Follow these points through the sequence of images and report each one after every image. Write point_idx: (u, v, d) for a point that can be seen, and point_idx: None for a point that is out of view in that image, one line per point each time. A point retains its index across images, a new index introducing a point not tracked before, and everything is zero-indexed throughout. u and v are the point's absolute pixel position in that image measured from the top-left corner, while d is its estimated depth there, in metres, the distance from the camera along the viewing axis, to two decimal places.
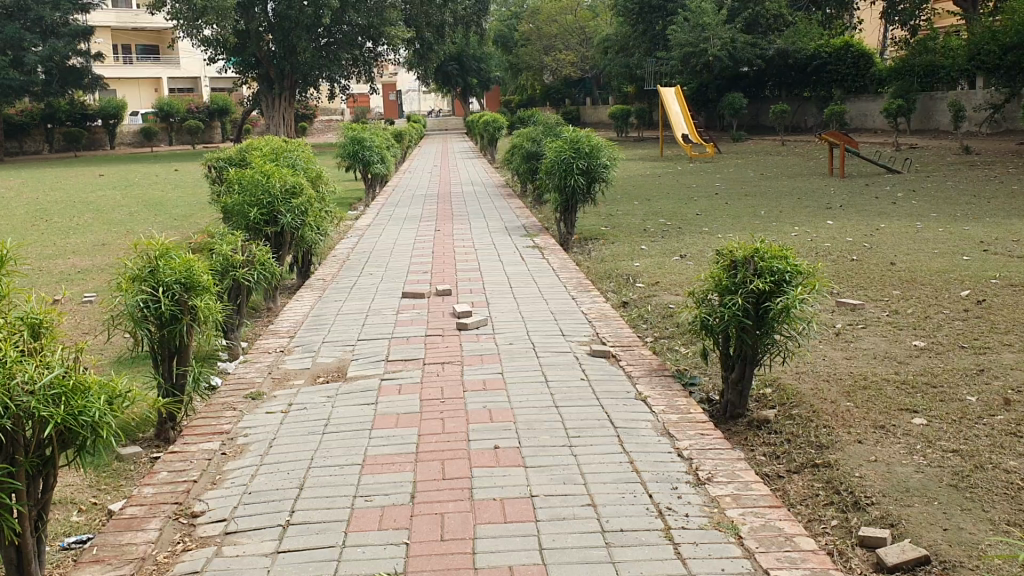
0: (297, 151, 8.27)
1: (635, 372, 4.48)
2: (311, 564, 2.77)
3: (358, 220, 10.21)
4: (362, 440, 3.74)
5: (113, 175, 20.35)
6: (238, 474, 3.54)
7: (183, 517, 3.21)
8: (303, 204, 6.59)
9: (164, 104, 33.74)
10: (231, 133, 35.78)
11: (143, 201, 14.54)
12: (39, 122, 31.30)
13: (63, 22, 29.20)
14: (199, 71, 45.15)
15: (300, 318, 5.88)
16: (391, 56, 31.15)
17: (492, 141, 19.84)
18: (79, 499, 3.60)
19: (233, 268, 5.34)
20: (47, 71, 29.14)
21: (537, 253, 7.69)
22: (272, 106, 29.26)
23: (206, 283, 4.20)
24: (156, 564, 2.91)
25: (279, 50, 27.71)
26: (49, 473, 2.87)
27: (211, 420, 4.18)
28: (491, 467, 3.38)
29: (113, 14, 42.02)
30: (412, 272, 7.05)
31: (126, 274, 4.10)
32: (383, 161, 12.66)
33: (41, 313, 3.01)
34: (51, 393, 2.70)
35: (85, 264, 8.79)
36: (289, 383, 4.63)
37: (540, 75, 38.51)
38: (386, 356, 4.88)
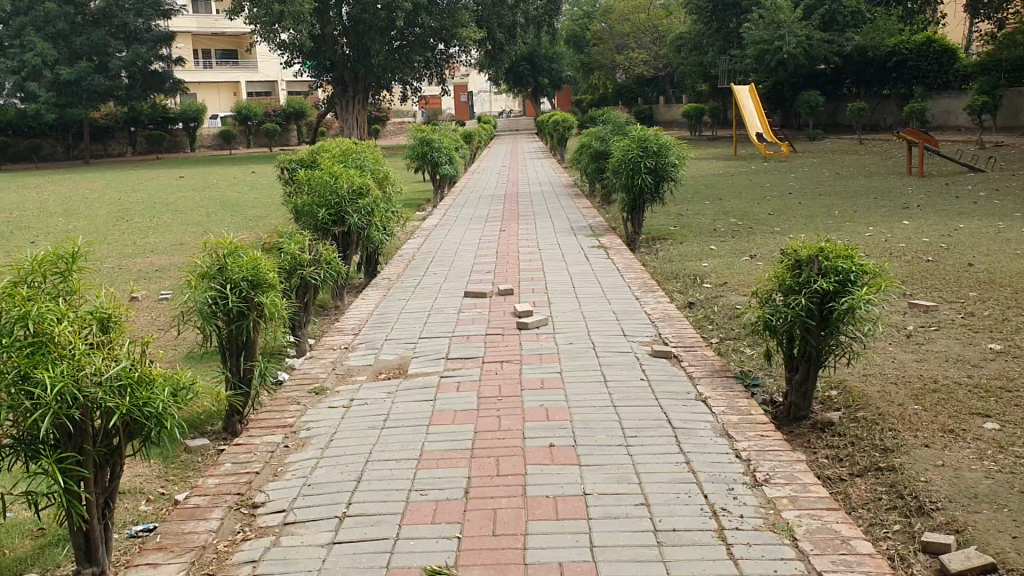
0: (367, 151, 8.41)
1: (696, 373, 4.42)
2: (365, 556, 2.80)
3: (426, 220, 10.33)
4: (419, 436, 3.77)
5: (194, 177, 20.98)
6: (299, 466, 3.61)
7: (244, 507, 3.30)
8: (370, 204, 6.68)
9: (242, 107, 34.46)
10: (307, 136, 36.24)
11: (221, 202, 14.97)
12: (124, 126, 32.42)
13: (146, 28, 30.15)
14: (276, 75, 46.15)
15: (365, 316, 5.97)
16: (464, 58, 31.29)
17: (562, 141, 19.77)
18: (148, 489, 3.73)
19: (300, 267, 5.43)
20: (130, 76, 30.17)
21: (603, 252, 7.67)
22: (346, 109, 29.66)
23: (272, 281, 4.28)
24: (216, 553, 2.98)
25: (354, 53, 28.09)
26: (116, 462, 2.97)
27: (276, 414, 4.28)
28: (545, 465, 3.38)
29: (194, 19, 43.14)
30: (476, 272, 7.08)
31: (196, 272, 4.21)
32: (451, 162, 12.73)
33: (111, 307, 3.09)
34: (117, 384, 2.81)
35: (162, 263, 9.05)
36: (352, 378, 4.71)
37: (612, 74, 38.28)
38: (446, 354, 4.92)
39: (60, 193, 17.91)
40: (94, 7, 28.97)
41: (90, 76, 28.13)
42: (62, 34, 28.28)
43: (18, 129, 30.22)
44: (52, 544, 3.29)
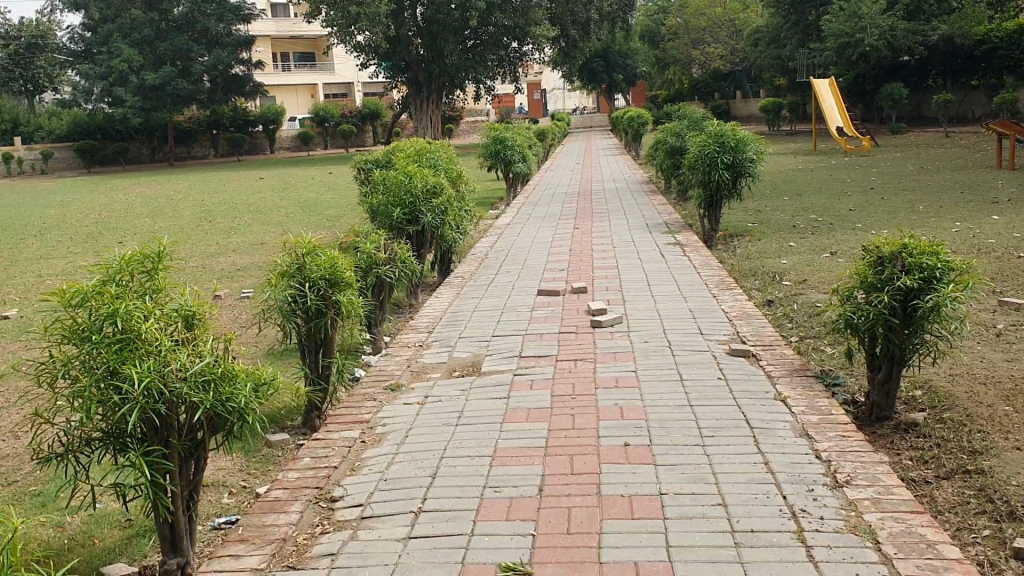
0: (441, 151, 8.46)
1: (775, 372, 4.34)
2: (441, 551, 2.83)
3: (499, 219, 10.35)
4: (493, 434, 3.79)
5: (272, 178, 21.42)
6: (376, 462, 3.66)
7: (323, 501, 3.35)
8: (444, 203, 6.73)
9: (320, 108, 35.04)
10: (383, 136, 36.71)
11: (300, 203, 15.25)
12: (206, 128, 33.33)
13: (227, 32, 30.62)
14: (352, 77, 46.89)
15: (439, 314, 6.01)
16: (538, 55, 31.30)
17: (637, 137, 19.60)
18: (230, 482, 3.82)
19: (376, 266, 5.50)
20: (212, 80, 30.96)
21: (679, 250, 7.58)
22: (420, 109, 29.92)
23: (349, 279, 4.34)
24: (296, 545, 3.04)
25: (428, 53, 28.31)
26: (200, 456, 3.06)
27: (353, 411, 4.34)
28: (620, 464, 3.35)
29: (273, 23, 44.06)
30: (549, 270, 7.07)
31: (276, 271, 4.30)
32: (524, 159, 12.75)
33: (195, 305, 3.17)
34: (201, 379, 2.90)
35: (243, 262, 9.26)
36: (427, 376, 4.75)
37: (687, 69, 37.84)
38: (520, 352, 4.92)
39: (147, 194, 18.50)
40: (177, 14, 29.75)
41: (174, 80, 29.01)
42: (147, 40, 29.18)
43: (107, 133, 31.29)
44: (140, 535, 3.39)
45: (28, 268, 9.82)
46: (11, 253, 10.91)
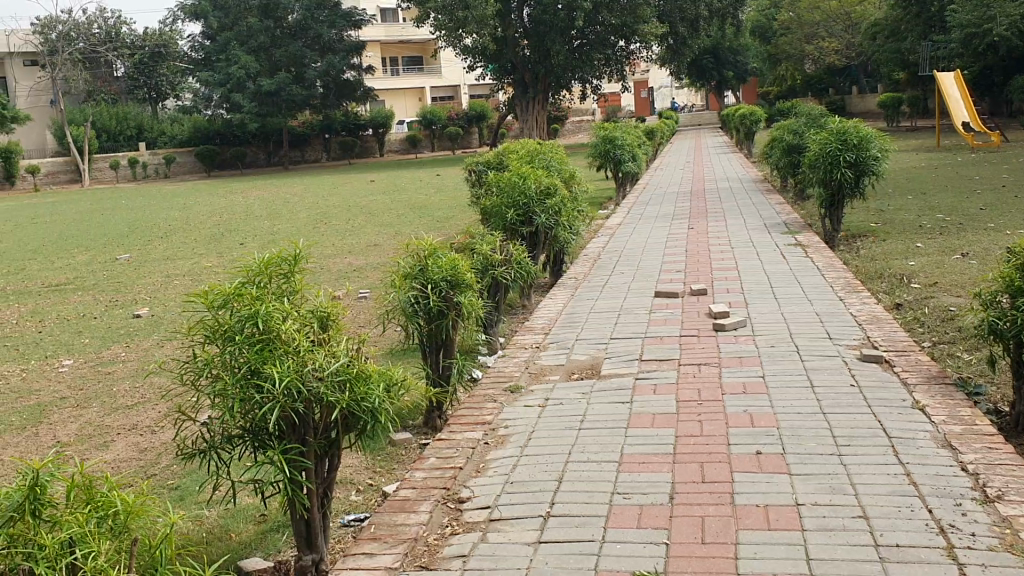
0: (553, 151, 8.44)
1: (911, 379, 4.16)
2: (574, 557, 2.81)
3: (610, 219, 10.25)
4: (619, 438, 3.75)
5: (382, 181, 21.81)
6: (501, 464, 3.67)
7: (450, 502, 3.38)
8: (558, 204, 6.70)
9: (427, 112, 35.50)
10: (488, 138, 36.93)
11: (411, 204, 15.48)
12: (318, 133, 34.23)
13: (339, 39, 31.25)
14: (458, 79, 47.29)
15: (555, 315, 6.00)
16: (645, 53, 31.00)
17: (749, 135, 19.17)
18: (356, 480, 3.89)
19: (492, 267, 5.52)
20: (325, 85, 31.71)
21: (799, 251, 7.38)
22: (526, 109, 29.91)
23: (470, 281, 4.39)
24: (427, 545, 3.07)
25: (535, 55, 28.37)
26: (333, 454, 3.14)
27: (475, 411, 4.38)
28: (753, 472, 3.28)
29: (382, 28, 44.61)
30: (665, 272, 6.97)
31: (399, 272, 4.36)
32: (634, 159, 12.64)
33: (329, 307, 3.25)
34: (338, 379, 2.98)
35: (360, 263, 9.47)
36: (546, 378, 4.75)
37: (800, 65, 36.79)
38: (639, 356, 4.86)
39: (263, 198, 19.12)
40: (291, 21, 30.56)
41: (287, 86, 29.96)
42: (264, 48, 30.14)
43: (225, 138, 32.46)
44: (274, 529, 3.48)
45: (156, 268, 10.26)
46: (139, 254, 11.42)
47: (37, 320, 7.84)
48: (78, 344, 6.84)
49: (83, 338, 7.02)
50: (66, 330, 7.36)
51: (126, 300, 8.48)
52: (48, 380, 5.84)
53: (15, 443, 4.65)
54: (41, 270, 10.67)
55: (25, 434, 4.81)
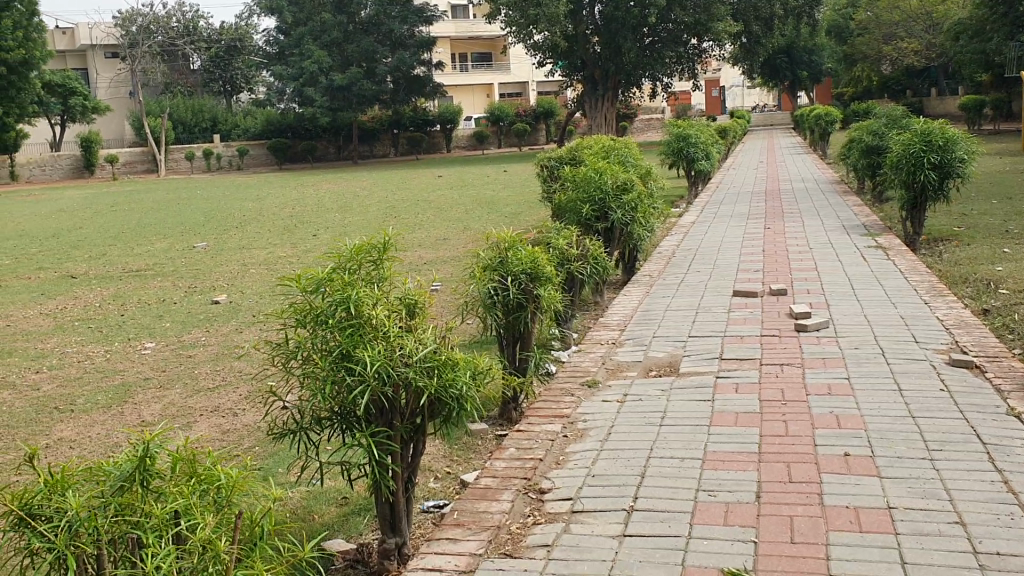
0: (627, 147, 8.39)
1: (1003, 386, 4.04)
2: (659, 551, 2.79)
3: (683, 218, 10.17)
4: (701, 436, 3.71)
5: (451, 176, 21.93)
6: (581, 457, 3.66)
7: (532, 492, 3.38)
8: (634, 200, 6.65)
9: (496, 108, 35.58)
10: (556, 135, 36.84)
11: (480, 200, 15.53)
12: (388, 128, 34.54)
13: (410, 34, 31.46)
14: (528, 76, 47.27)
15: (630, 312, 5.98)
16: (717, 52, 30.65)
17: (824, 135, 18.79)
18: (435, 467, 3.90)
19: (568, 262, 5.52)
20: (395, 80, 31.94)
21: (881, 253, 7.22)
22: (595, 107, 29.72)
23: (550, 274, 4.38)
24: (510, 534, 3.08)
25: (605, 51, 28.21)
26: (418, 439, 3.16)
27: (552, 404, 4.38)
28: (841, 474, 3.22)
29: (452, 24, 45.49)
30: (742, 271, 6.88)
31: (479, 264, 4.38)
32: (707, 157, 12.50)
33: (416, 295, 3.27)
34: (426, 365, 3.00)
35: (434, 256, 9.53)
36: (624, 374, 4.73)
37: (878, 65, 35.92)
38: (720, 354, 4.81)
39: (333, 190, 19.40)
40: (363, 17, 30.91)
41: (359, 81, 30.30)
42: (336, 42, 30.52)
43: (297, 131, 32.95)
44: (356, 512, 3.53)
45: (232, 256, 10.46)
46: (215, 243, 11.67)
47: (120, 304, 8.05)
48: (160, 327, 7.02)
49: (164, 322, 7.19)
50: (147, 314, 7.54)
51: (204, 287, 8.67)
52: (131, 362, 6.00)
53: (103, 421, 4.78)
54: (123, 256, 10.98)
55: (112, 412, 4.93)
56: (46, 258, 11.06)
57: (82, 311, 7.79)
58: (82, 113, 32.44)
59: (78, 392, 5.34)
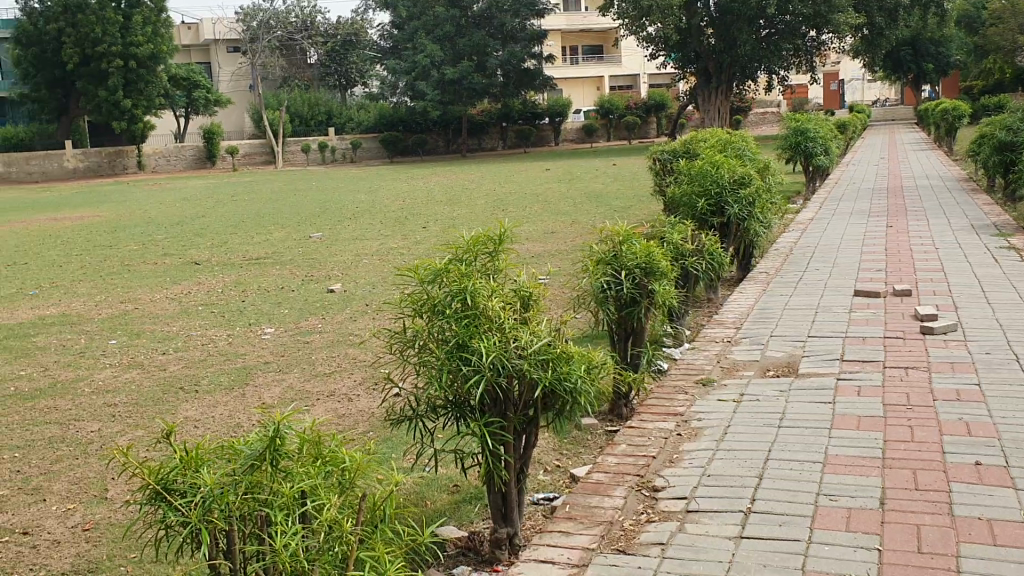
0: (745, 141, 8.21)
1: None
2: (778, 555, 2.73)
3: (801, 214, 9.91)
4: (822, 439, 3.60)
5: (559, 169, 21.90)
6: (696, 456, 3.59)
7: (645, 489, 3.34)
8: (752, 194, 6.50)
9: (606, 101, 35.36)
10: (667, 129, 36.38)
11: (589, 193, 15.46)
12: (497, 121, 34.76)
13: (522, 27, 31.55)
14: (639, 69, 46.83)
15: (746, 310, 5.86)
16: (836, 45, 29.73)
17: (951, 130, 17.98)
18: (544, 460, 3.89)
19: (683, 256, 5.43)
20: (506, 74, 32.09)
21: (1013, 254, 6.87)
22: (708, 100, 29.28)
23: (665, 269, 4.31)
24: (624, 530, 3.05)
25: (720, 43, 27.66)
26: (532, 431, 3.13)
27: (666, 402, 4.32)
28: (973, 484, 3.07)
29: (565, 17, 45.08)
30: (863, 270, 6.65)
31: (593, 258, 4.37)
32: (826, 152, 12.13)
33: (532, 287, 3.26)
34: (541, 357, 2.97)
35: (545, 249, 9.55)
36: (740, 373, 4.63)
37: (1011, 57, 34.15)
38: (841, 355, 4.66)
39: (443, 183, 19.67)
40: (477, 10, 31.14)
41: (469, 75, 30.54)
42: (449, 36, 30.87)
43: (409, 126, 33.43)
44: (467, 501, 3.55)
45: (346, 247, 10.70)
46: (330, 233, 11.96)
47: (241, 290, 8.34)
48: (278, 314, 7.25)
49: (282, 308, 7.41)
50: (266, 301, 7.78)
51: (319, 276, 8.89)
52: (252, 346, 6.21)
53: (226, 402, 4.95)
54: (244, 244, 11.37)
55: (234, 394, 5.11)
56: (173, 245, 11.55)
57: (206, 297, 8.09)
58: (205, 106, 33.80)
59: (203, 373, 5.56)
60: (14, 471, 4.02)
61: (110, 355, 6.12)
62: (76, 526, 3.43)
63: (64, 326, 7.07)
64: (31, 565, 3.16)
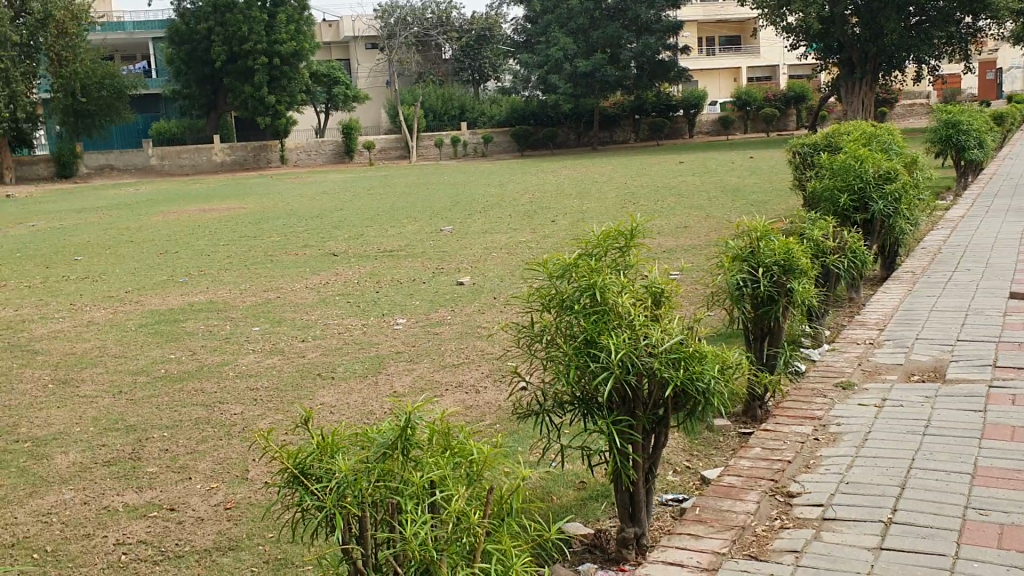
0: (891, 133, 7.85)
1: None
2: (921, 570, 2.58)
3: (951, 210, 9.41)
4: (971, 449, 3.40)
5: (693, 162, 21.52)
6: (834, 462, 3.45)
7: (779, 495, 3.23)
8: (898, 190, 6.20)
9: (742, 92, 34.45)
10: (807, 121, 34.96)
11: (724, 187, 15.14)
12: (630, 114, 34.45)
13: (656, 19, 31.06)
14: (779, 59, 45.46)
15: (890, 311, 5.60)
16: (994, 31, 28.00)
17: None
18: (674, 460, 3.81)
19: (824, 254, 5.23)
20: (639, 65, 31.67)
21: None
22: (852, 92, 28.18)
23: (805, 267, 4.15)
24: (756, 536, 2.96)
25: (866, 32, 26.47)
26: (662, 431, 3.07)
27: (803, 405, 4.16)
28: None
29: (701, 7, 44.57)
30: (1020, 271, 6.25)
31: (728, 254, 4.25)
32: (981, 145, 11.46)
33: (664, 283, 3.19)
34: (672, 356, 2.90)
35: (676, 244, 9.42)
36: (882, 376, 4.42)
37: None
38: (993, 361, 4.39)
39: (575, 176, 19.62)
40: (610, 2, 30.89)
41: (603, 67, 30.29)
42: (582, 29, 30.86)
43: (540, 119, 33.62)
44: (594, 497, 3.53)
45: (477, 240, 10.82)
46: (460, 226, 12.14)
47: (375, 281, 8.55)
48: (410, 304, 7.41)
49: (414, 300, 7.55)
50: (398, 292, 7.95)
51: (450, 268, 9.03)
52: (385, 336, 6.36)
53: (360, 389, 5.08)
54: (379, 236, 11.67)
55: (367, 382, 5.24)
56: (312, 236, 11.98)
57: (342, 287, 8.34)
58: (344, 102, 34.81)
59: (339, 361, 5.73)
60: (163, 450, 4.24)
61: (254, 341, 6.39)
62: (218, 504, 3.59)
63: (211, 312, 7.44)
64: (177, 539, 3.32)
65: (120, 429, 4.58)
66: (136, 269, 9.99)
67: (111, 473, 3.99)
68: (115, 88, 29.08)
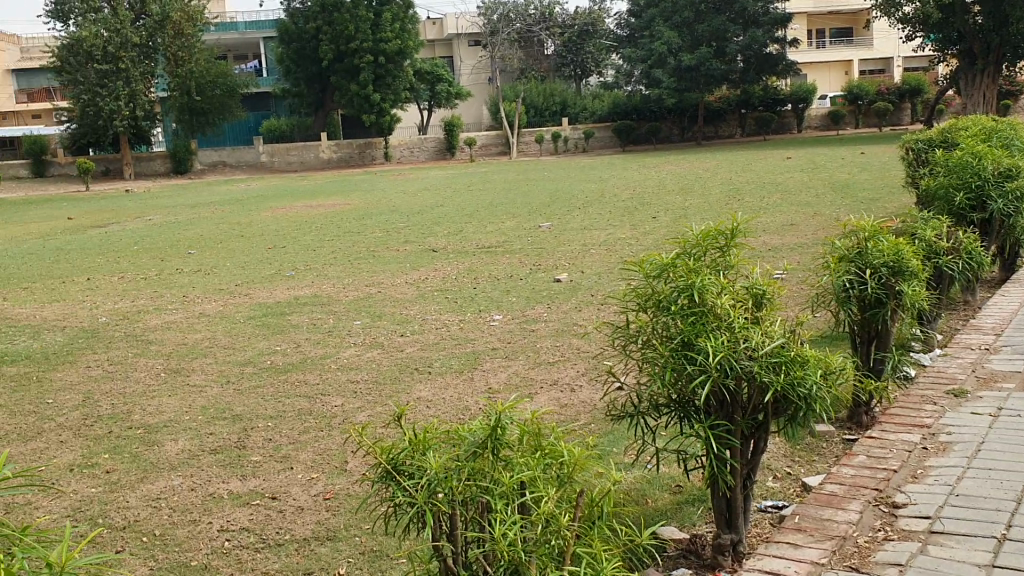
0: (1012, 128, 7.48)
1: None
2: None
3: None
4: None
5: (801, 158, 20.97)
6: (943, 473, 3.31)
7: (884, 505, 3.12)
8: (1020, 188, 5.90)
9: (854, 85, 33.32)
10: (923, 115, 33.43)
11: (832, 184, 14.69)
12: (735, 108, 33.80)
13: (764, 12, 30.32)
14: (893, 51, 43.87)
15: (1008, 315, 5.34)
16: None
17: None
18: (774, 466, 3.72)
19: (937, 255, 5.02)
20: (746, 59, 30.91)
21: None
22: (972, 84, 26.98)
23: (916, 268, 3.99)
24: (857, 547, 2.86)
25: (988, 22, 25.22)
26: (761, 436, 2.99)
27: (911, 412, 4.01)
28: None
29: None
30: None
31: (834, 255, 4.13)
32: None
33: (765, 285, 3.11)
34: (773, 360, 2.82)
35: (780, 242, 9.20)
36: (998, 385, 4.23)
37: None
38: None
39: (677, 172, 19.36)
40: None
41: (708, 61, 29.77)
42: (688, 23, 30.47)
43: (643, 113, 33.37)
44: (689, 502, 3.47)
45: (575, 236, 10.80)
46: (559, 223, 12.13)
47: (473, 277, 8.62)
48: (507, 301, 7.44)
49: (510, 296, 7.58)
50: (496, 288, 8.00)
51: (548, 265, 9.04)
52: (482, 332, 6.40)
53: (456, 384, 5.14)
54: (479, 232, 11.77)
55: (463, 377, 5.29)
56: (414, 232, 12.17)
57: (441, 282, 8.43)
58: (446, 99, 35.18)
59: (436, 356, 5.79)
60: (266, 439, 4.37)
61: (355, 334, 6.52)
62: (318, 495, 3.68)
63: (315, 306, 7.63)
64: (278, 528, 3.42)
65: (227, 417, 4.74)
66: (245, 262, 10.33)
67: (218, 461, 4.13)
68: (227, 87, 29.96)
